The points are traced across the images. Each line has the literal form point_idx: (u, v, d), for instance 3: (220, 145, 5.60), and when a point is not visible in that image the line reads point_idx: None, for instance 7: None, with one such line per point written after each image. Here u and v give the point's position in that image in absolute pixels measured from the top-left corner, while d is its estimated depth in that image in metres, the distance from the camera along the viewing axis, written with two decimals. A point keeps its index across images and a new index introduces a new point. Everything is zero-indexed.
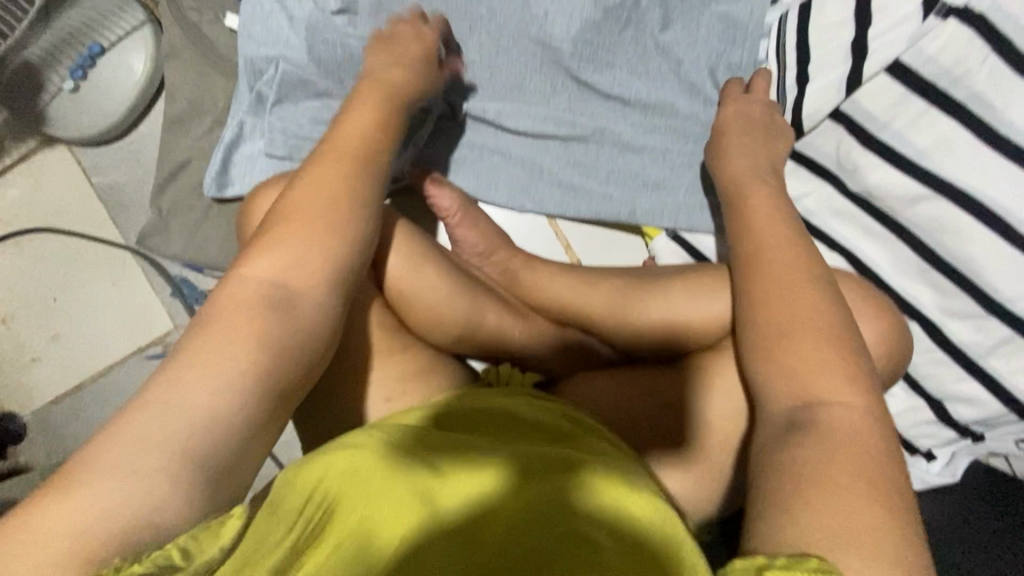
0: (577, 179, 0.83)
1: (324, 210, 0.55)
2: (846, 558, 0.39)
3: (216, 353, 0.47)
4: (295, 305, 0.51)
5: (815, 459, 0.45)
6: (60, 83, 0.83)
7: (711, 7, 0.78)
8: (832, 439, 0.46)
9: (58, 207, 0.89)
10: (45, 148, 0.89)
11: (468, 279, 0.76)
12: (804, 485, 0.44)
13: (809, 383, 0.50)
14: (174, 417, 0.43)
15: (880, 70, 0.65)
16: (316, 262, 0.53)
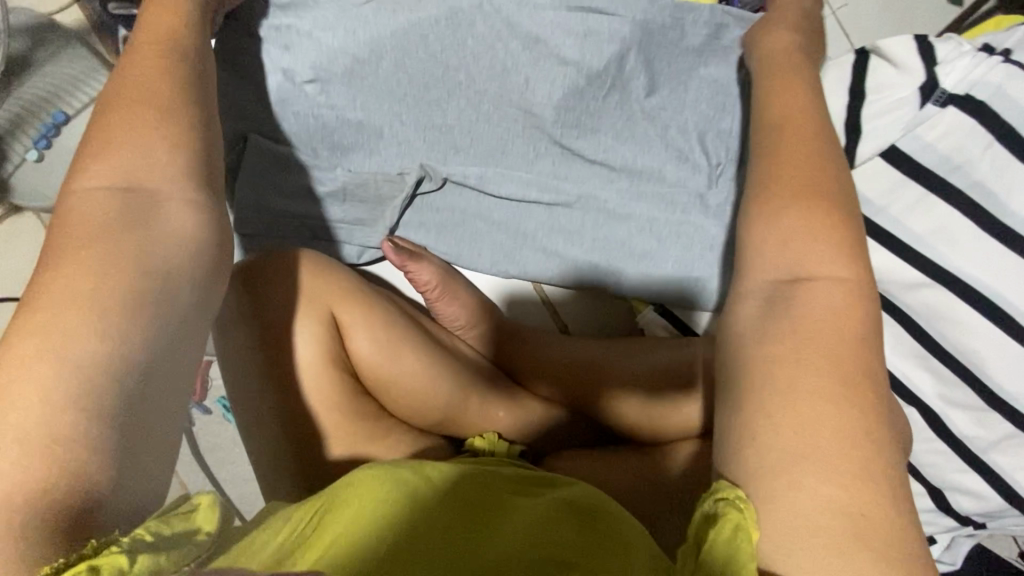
0: (561, 247, 0.80)
1: (151, 117, 0.45)
2: (876, 503, 0.35)
3: (95, 254, 0.39)
4: (157, 204, 0.43)
5: (818, 346, 0.39)
6: (24, 153, 0.79)
7: (699, 71, 0.76)
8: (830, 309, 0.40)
9: (25, 274, 0.86)
10: (14, 215, 0.86)
11: (453, 358, 0.74)
12: (799, 385, 0.38)
13: (808, 256, 0.43)
14: (82, 351, 0.36)
15: (875, 154, 0.64)
16: (160, 147, 0.44)
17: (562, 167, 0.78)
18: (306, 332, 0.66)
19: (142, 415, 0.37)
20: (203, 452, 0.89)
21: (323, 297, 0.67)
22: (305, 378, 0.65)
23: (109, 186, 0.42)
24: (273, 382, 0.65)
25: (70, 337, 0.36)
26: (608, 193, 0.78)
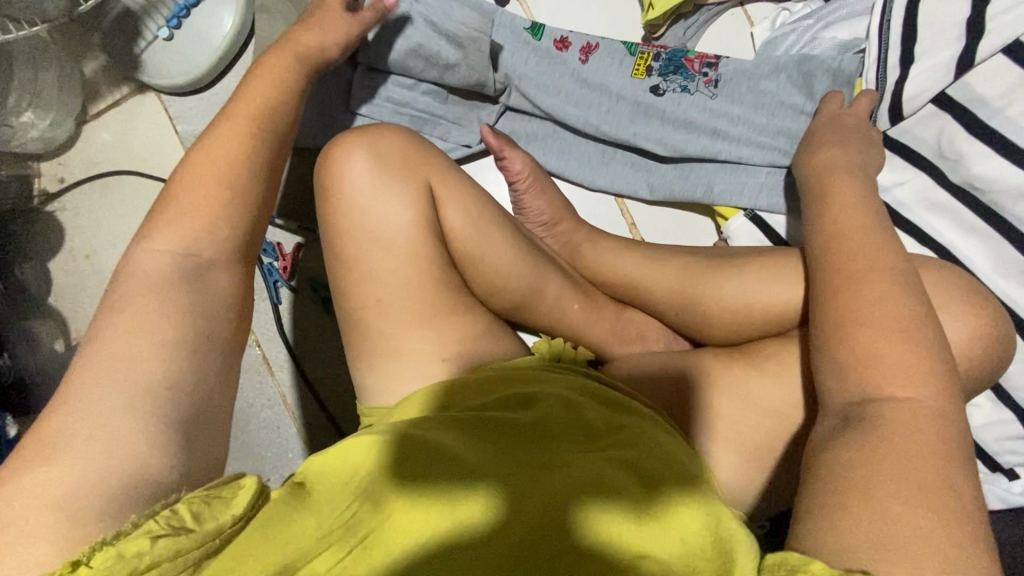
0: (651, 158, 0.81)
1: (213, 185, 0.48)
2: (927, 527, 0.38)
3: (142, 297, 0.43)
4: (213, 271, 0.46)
5: (866, 455, 0.41)
6: (156, 31, 0.88)
7: None
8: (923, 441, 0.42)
9: (145, 152, 0.94)
10: (137, 95, 0.94)
11: (531, 247, 0.74)
12: (867, 475, 0.40)
13: (883, 376, 0.45)
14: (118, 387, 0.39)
15: (998, 51, 0.63)
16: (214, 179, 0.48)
17: (660, 72, 0.79)
18: (407, 204, 0.67)
19: (183, 435, 0.40)
20: (287, 329, 0.91)
21: (419, 168, 0.68)
22: (397, 240, 0.66)
23: (169, 250, 0.46)
24: (364, 248, 0.66)
25: (121, 367, 0.40)
26: (708, 101, 0.77)
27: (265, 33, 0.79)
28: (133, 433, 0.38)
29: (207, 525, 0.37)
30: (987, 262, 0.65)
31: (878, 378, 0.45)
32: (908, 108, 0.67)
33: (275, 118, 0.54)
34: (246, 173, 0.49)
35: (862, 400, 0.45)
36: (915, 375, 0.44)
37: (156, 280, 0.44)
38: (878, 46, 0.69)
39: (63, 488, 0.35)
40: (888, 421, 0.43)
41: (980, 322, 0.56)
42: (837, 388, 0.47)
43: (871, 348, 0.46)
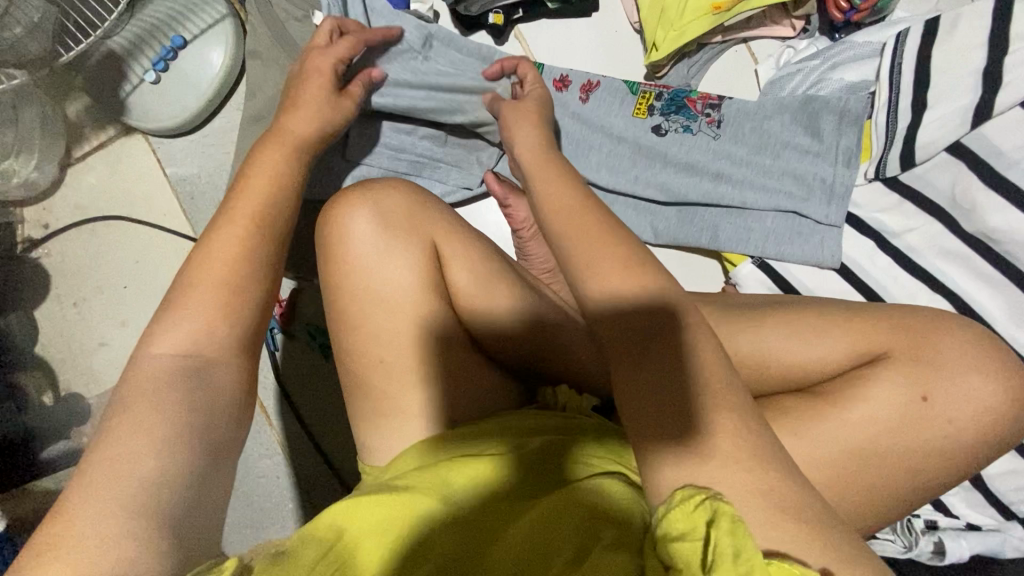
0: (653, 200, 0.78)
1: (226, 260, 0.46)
2: None
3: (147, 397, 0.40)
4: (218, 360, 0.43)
5: None
6: (143, 74, 0.84)
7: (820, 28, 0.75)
8: None
9: (132, 195, 0.91)
10: (125, 136, 0.91)
11: (539, 298, 0.72)
12: None
13: None
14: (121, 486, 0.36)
15: (1016, 102, 0.60)
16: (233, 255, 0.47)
17: (663, 111, 0.77)
18: (409, 261, 0.64)
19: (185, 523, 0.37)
20: (285, 376, 0.88)
21: (421, 225, 0.66)
22: (399, 300, 0.64)
23: (167, 341, 0.43)
24: (365, 308, 0.64)
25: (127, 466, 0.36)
26: (714, 141, 0.75)
27: (257, 78, 0.76)
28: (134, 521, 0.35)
29: None
30: (1001, 312, 0.64)
31: None
32: (920, 156, 0.64)
33: (272, 194, 0.51)
34: (262, 249, 0.48)
35: None
36: None
37: (144, 374, 0.42)
38: (888, 89, 0.66)
39: None
40: None
41: (1003, 381, 0.55)
42: None
43: None
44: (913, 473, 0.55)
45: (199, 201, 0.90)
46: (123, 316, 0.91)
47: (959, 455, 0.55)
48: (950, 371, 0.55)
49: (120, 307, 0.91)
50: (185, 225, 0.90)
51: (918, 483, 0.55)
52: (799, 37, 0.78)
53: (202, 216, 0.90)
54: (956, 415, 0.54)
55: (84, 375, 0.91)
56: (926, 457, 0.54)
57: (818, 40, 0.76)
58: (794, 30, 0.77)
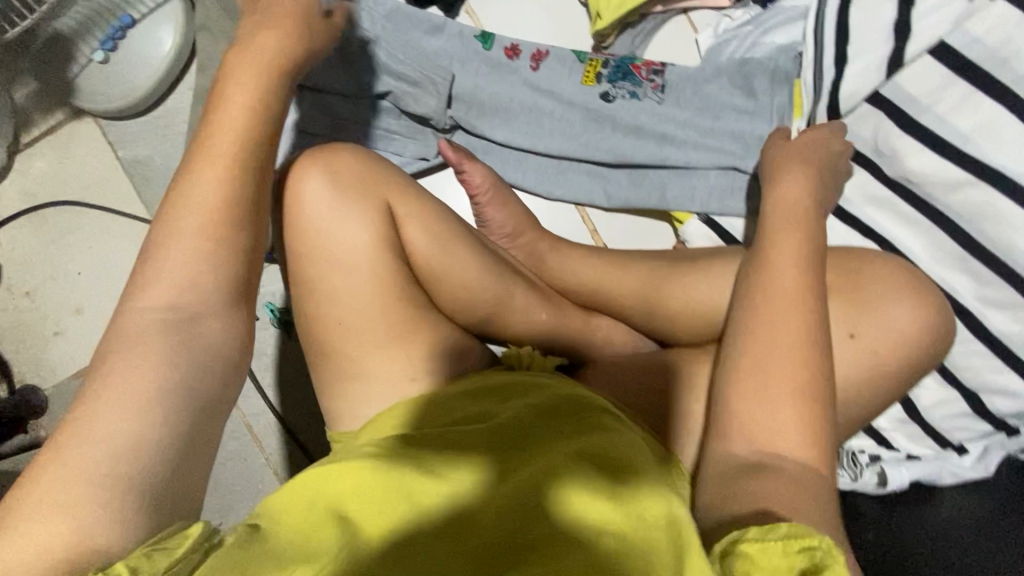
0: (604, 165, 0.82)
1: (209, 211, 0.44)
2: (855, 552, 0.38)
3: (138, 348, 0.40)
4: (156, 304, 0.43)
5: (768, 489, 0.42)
6: (91, 54, 0.84)
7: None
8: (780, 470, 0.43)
9: (84, 180, 0.89)
10: (73, 121, 0.89)
11: (495, 259, 0.73)
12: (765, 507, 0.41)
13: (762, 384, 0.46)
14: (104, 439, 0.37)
15: (924, 52, 0.64)
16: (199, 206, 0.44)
17: (610, 78, 0.80)
18: (364, 222, 0.65)
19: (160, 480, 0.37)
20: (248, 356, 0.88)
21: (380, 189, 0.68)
22: (355, 260, 0.65)
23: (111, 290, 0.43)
24: (323, 270, 0.65)
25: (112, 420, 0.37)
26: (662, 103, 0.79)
27: (207, 53, 0.76)
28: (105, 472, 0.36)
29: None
30: (926, 252, 0.67)
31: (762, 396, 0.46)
32: (844, 107, 0.68)
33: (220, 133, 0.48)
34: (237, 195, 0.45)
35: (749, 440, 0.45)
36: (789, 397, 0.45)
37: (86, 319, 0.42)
38: (814, 47, 0.70)
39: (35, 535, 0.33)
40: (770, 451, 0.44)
41: (923, 308, 0.58)
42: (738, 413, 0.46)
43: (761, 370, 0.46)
44: (846, 398, 0.58)
45: (154, 183, 0.89)
46: (77, 303, 0.89)
47: (886, 382, 0.58)
48: (877, 303, 0.58)
49: (75, 294, 0.90)
50: (140, 208, 0.89)
51: (850, 408, 0.59)
52: (734, 6, 0.81)
53: (158, 198, 0.89)
54: (882, 343, 0.58)
55: (41, 365, 0.89)
56: (857, 383, 0.58)
57: (750, 7, 0.80)
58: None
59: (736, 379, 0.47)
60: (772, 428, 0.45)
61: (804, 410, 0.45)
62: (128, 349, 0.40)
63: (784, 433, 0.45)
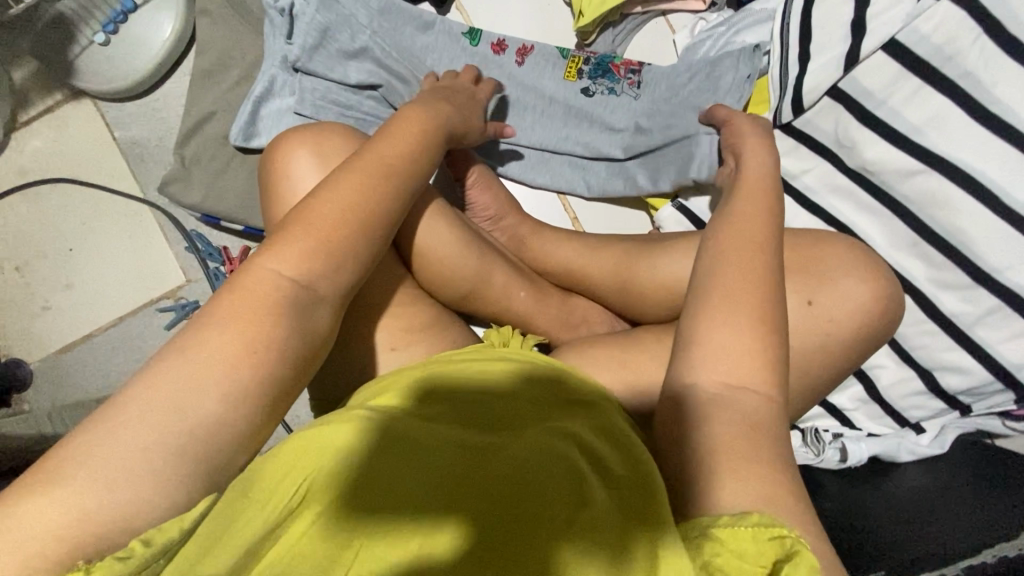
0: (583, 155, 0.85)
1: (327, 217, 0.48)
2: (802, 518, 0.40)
3: (212, 330, 0.42)
4: None
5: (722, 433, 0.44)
6: (92, 37, 0.86)
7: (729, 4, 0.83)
8: (732, 407, 0.45)
9: (79, 159, 0.92)
10: (71, 101, 0.92)
11: (478, 239, 0.76)
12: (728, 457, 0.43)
13: (726, 338, 0.48)
14: (161, 417, 0.38)
15: (878, 47, 0.68)
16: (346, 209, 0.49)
17: (590, 74, 0.85)
18: None
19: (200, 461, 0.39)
20: None
21: None
22: None
23: None
24: None
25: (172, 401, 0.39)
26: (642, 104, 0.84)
27: (207, 36, 0.80)
28: (156, 448, 0.38)
29: (159, 544, 0.36)
30: (882, 238, 0.72)
31: (719, 345, 0.48)
32: (807, 102, 0.72)
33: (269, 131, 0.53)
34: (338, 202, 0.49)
35: (720, 384, 0.47)
36: (751, 355, 0.47)
37: None
38: (782, 48, 0.75)
39: (84, 502, 0.35)
40: (730, 397, 0.46)
41: (876, 285, 0.62)
42: (704, 360, 0.48)
43: (725, 323, 0.48)
44: (802, 366, 0.62)
45: (149, 163, 0.91)
46: (68, 279, 0.91)
47: (841, 351, 0.62)
48: (833, 278, 0.62)
49: (65, 270, 0.91)
50: (134, 187, 0.91)
51: (807, 376, 0.62)
52: (709, 10, 0.88)
53: (152, 178, 0.91)
54: (837, 316, 0.61)
55: (28, 339, 0.90)
56: (814, 351, 0.62)
57: (725, 10, 0.85)
58: (704, 4, 0.87)
59: (704, 310, 0.50)
60: (730, 362, 0.47)
61: (764, 350, 0.48)
62: (209, 331, 0.42)
63: (740, 365, 0.47)
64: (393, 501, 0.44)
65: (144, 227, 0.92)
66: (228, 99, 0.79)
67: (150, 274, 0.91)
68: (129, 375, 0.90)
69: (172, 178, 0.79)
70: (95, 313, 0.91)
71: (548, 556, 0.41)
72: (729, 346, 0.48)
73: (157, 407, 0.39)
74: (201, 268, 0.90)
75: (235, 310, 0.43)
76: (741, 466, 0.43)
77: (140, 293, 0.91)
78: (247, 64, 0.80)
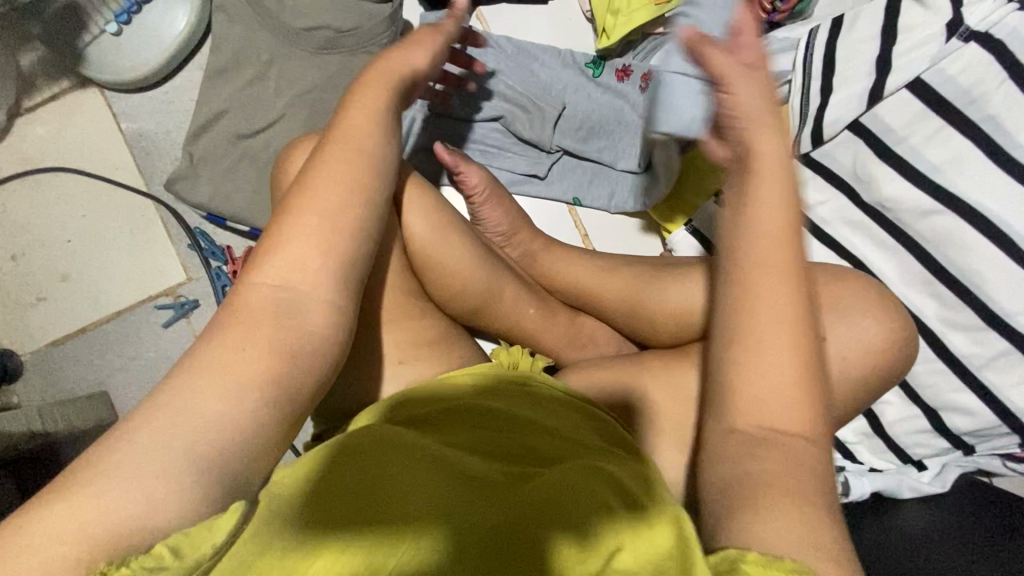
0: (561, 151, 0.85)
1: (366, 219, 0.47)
2: None
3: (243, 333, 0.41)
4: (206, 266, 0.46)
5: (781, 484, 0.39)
6: (104, 25, 0.85)
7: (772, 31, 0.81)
8: (796, 468, 0.39)
9: (83, 148, 0.89)
10: (78, 89, 0.89)
11: (489, 254, 0.75)
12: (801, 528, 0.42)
13: (750, 382, 0.41)
14: (189, 422, 0.37)
15: (902, 86, 0.67)
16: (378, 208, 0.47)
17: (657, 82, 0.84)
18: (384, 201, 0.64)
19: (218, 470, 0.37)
20: None
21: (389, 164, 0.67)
22: None
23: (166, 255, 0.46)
24: None
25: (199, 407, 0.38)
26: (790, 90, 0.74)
27: (223, 33, 0.78)
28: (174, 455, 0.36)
29: (188, 558, 0.34)
30: (894, 275, 0.72)
31: (743, 392, 0.41)
32: (827, 134, 0.72)
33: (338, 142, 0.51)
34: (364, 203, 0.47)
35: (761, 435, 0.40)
36: (779, 401, 0.40)
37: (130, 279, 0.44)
38: (804, 76, 0.73)
39: (98, 510, 0.34)
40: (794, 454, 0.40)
41: (890, 324, 0.62)
42: (742, 410, 0.41)
43: (755, 362, 0.41)
44: None
45: (155, 157, 0.89)
46: (64, 270, 0.89)
47: (852, 387, 0.62)
48: (847, 314, 0.62)
49: (62, 261, 0.89)
50: (138, 180, 0.90)
51: None
52: None
53: (158, 172, 0.89)
54: (850, 352, 0.61)
55: (21, 330, 0.88)
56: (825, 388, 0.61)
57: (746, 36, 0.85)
58: None
59: (732, 362, 0.42)
60: (773, 411, 0.40)
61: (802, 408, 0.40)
62: (237, 336, 0.41)
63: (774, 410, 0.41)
64: (385, 508, 0.45)
65: (147, 221, 0.90)
66: (241, 98, 0.77)
67: (151, 270, 0.89)
68: (123, 372, 0.88)
69: (180, 175, 0.78)
70: (91, 306, 0.89)
71: (534, 550, 0.42)
72: (758, 392, 0.41)
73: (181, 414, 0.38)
74: (203, 266, 0.89)
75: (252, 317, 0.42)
76: (753, 484, 0.39)
77: (139, 288, 0.89)
78: (262, 63, 0.78)
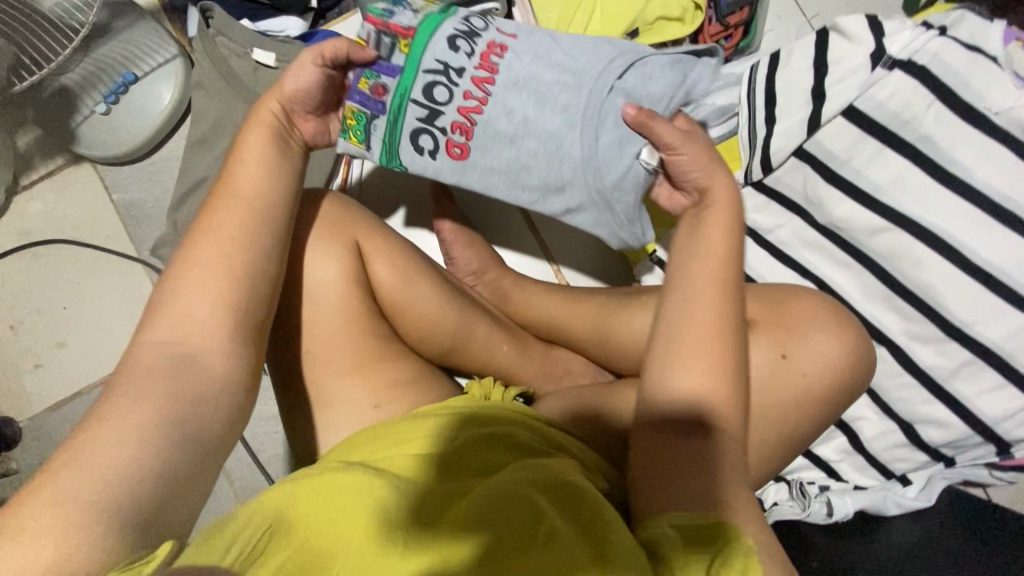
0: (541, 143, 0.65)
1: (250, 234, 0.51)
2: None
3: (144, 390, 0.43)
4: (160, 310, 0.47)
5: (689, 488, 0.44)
6: (93, 106, 0.90)
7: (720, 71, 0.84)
8: (701, 469, 0.45)
9: (78, 221, 0.94)
10: (71, 165, 0.95)
11: (462, 297, 0.76)
12: None
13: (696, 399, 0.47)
14: (96, 480, 0.38)
15: (836, 114, 0.71)
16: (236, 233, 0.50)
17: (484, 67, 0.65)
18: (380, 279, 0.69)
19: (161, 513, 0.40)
20: None
21: (344, 225, 0.68)
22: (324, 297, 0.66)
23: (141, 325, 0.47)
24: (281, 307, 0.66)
25: (112, 467, 0.39)
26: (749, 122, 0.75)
27: (200, 108, 0.82)
28: None
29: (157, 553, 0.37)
30: (856, 292, 0.73)
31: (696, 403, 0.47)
32: (775, 161, 0.75)
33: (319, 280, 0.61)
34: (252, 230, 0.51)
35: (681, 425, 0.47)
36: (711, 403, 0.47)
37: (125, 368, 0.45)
38: (748, 108, 0.75)
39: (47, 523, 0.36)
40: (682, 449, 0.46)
41: (847, 338, 0.63)
42: (678, 406, 0.48)
43: (699, 376, 0.48)
44: (782, 421, 0.63)
45: (145, 225, 0.94)
46: (61, 337, 0.93)
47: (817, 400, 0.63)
48: (806, 329, 0.63)
49: (59, 328, 0.93)
50: (129, 248, 0.94)
51: (787, 430, 0.63)
52: None
53: (148, 239, 0.94)
54: (810, 370, 0.62)
55: (19, 397, 0.91)
56: (790, 407, 0.62)
57: None
58: None
59: (679, 360, 0.48)
60: (692, 398, 0.47)
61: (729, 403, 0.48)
62: (136, 383, 0.43)
63: (703, 407, 0.47)
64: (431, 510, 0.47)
65: (138, 285, 0.94)
66: (220, 166, 0.82)
67: None
68: None
69: (165, 242, 0.82)
70: (86, 371, 0.92)
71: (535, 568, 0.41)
72: (706, 395, 0.47)
73: (175, 313, 0.46)
74: None
75: (204, 246, 0.49)
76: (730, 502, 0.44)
77: None
78: (237, 132, 0.82)
